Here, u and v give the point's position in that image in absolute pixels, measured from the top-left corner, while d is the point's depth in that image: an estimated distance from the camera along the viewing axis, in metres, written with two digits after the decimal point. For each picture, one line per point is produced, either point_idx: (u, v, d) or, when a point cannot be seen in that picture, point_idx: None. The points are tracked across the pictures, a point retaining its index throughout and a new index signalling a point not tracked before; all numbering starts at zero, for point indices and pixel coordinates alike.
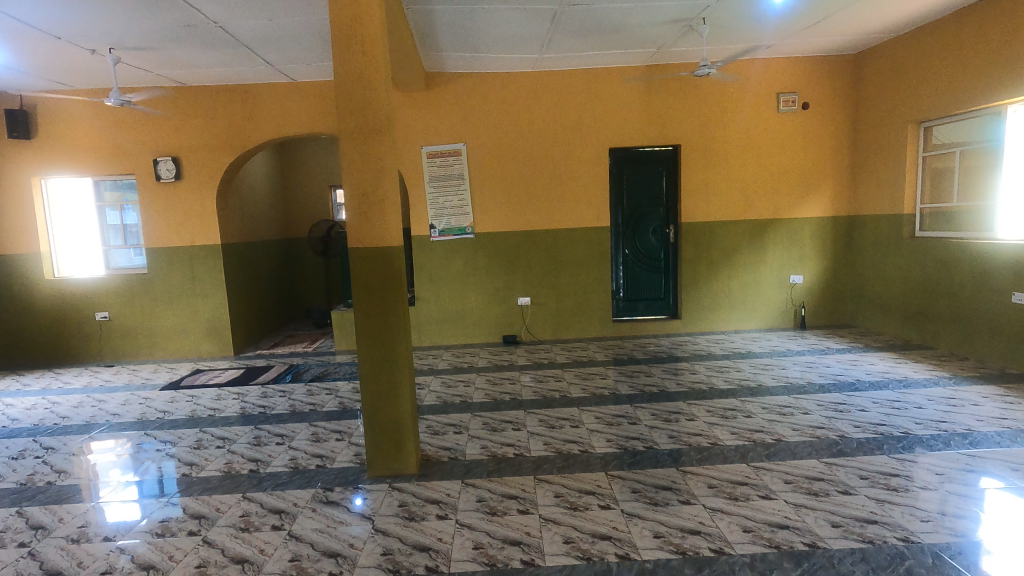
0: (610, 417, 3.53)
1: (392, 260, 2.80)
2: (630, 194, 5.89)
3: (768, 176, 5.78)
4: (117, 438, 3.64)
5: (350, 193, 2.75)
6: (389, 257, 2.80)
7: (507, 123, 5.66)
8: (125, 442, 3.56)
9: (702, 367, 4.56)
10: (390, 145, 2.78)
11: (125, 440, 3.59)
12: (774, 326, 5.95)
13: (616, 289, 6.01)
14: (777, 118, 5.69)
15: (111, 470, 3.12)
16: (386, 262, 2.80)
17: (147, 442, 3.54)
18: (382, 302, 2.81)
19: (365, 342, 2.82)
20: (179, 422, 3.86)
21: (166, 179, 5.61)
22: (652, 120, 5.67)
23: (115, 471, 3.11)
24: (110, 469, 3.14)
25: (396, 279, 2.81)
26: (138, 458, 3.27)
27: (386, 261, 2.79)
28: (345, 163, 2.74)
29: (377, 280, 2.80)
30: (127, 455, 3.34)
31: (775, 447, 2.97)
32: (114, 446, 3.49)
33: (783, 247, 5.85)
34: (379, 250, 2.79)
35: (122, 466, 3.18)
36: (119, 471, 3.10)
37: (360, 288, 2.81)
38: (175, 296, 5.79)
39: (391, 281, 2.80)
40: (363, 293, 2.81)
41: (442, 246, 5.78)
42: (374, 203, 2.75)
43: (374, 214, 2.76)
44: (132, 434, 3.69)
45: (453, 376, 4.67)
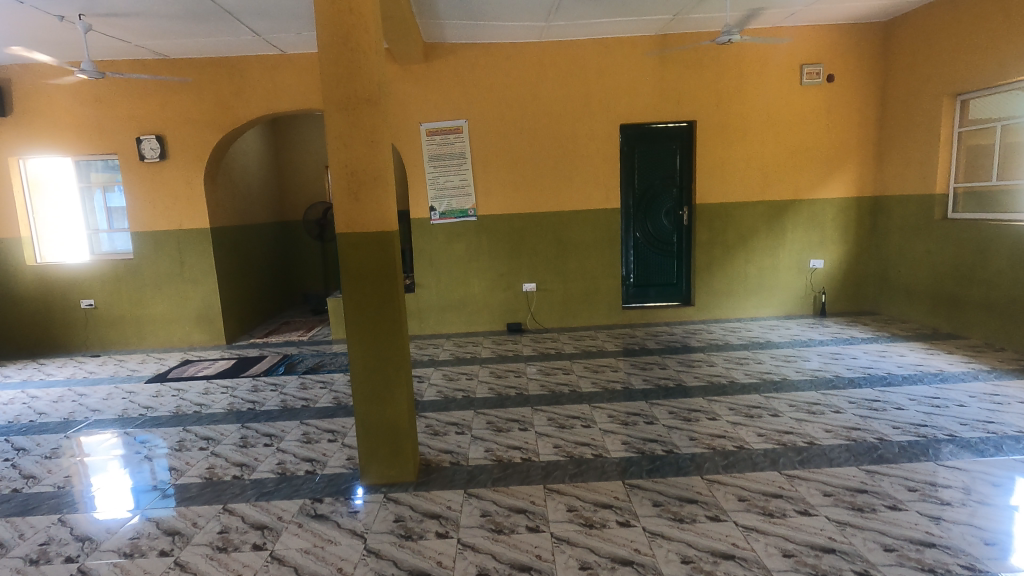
0: (623, 415, 3.27)
1: (386, 247, 2.50)
2: (642, 173, 5.56)
3: (789, 154, 5.43)
4: (108, 437, 3.38)
5: (336, 174, 2.44)
6: (382, 243, 2.50)
7: (512, 97, 5.32)
8: (117, 442, 3.29)
9: (719, 358, 4.29)
10: (384, 120, 2.47)
11: (118, 440, 3.32)
12: (792, 313, 5.65)
13: (626, 275, 5.72)
14: (801, 92, 5.33)
15: (97, 476, 2.86)
16: (379, 249, 2.50)
17: (139, 443, 3.27)
18: (379, 296, 2.53)
19: (359, 339, 2.54)
20: (169, 420, 3.61)
21: (150, 159, 5.30)
22: (667, 95, 5.32)
23: (105, 475, 2.86)
24: (96, 474, 2.89)
25: (397, 269, 2.55)
26: (130, 461, 3.02)
27: (383, 249, 2.50)
28: (331, 139, 2.43)
29: (369, 268, 2.50)
30: (117, 457, 3.09)
31: (809, 452, 2.70)
32: (102, 447, 3.25)
33: (803, 229, 5.53)
34: (376, 236, 2.49)
35: (113, 469, 2.92)
36: (106, 476, 2.85)
37: (350, 277, 2.51)
38: (163, 282, 5.52)
39: (391, 273, 2.52)
40: (355, 283, 2.51)
41: (443, 230, 5.48)
42: (364, 182, 2.45)
43: (365, 197, 2.46)
44: (123, 433, 3.43)
45: (455, 368, 4.41)
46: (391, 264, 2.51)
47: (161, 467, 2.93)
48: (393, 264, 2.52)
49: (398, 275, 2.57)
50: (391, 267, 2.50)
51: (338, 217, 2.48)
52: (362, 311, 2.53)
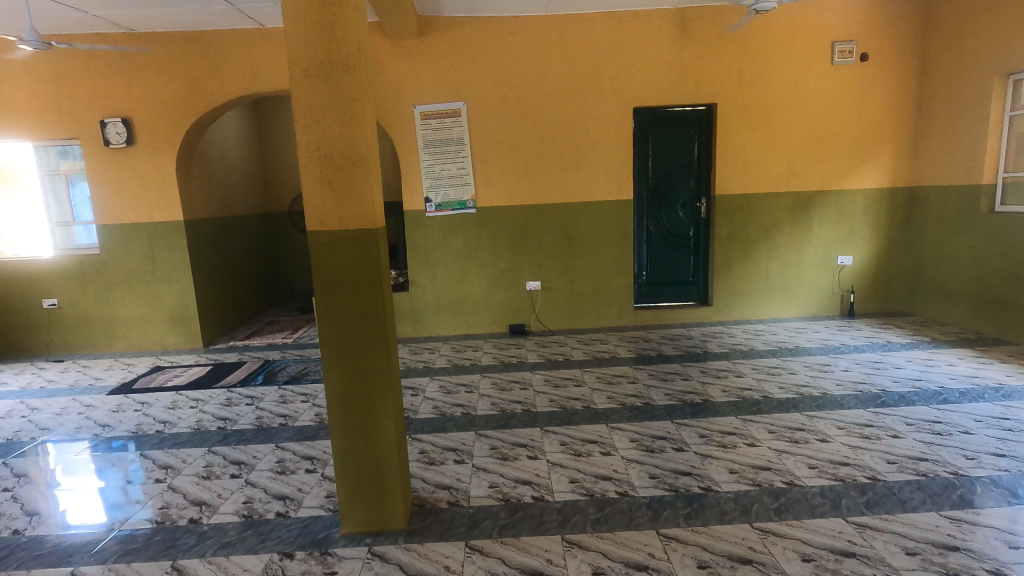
0: (649, 440, 2.84)
1: (368, 249, 2.04)
2: (657, 162, 5.10)
3: (817, 141, 4.98)
4: (79, 457, 3.00)
5: (306, 159, 1.98)
6: (363, 244, 2.04)
7: (515, 77, 4.83)
8: (88, 463, 2.92)
9: (747, 368, 3.86)
10: (365, 92, 2.01)
11: (90, 461, 2.95)
12: (817, 313, 5.22)
13: (639, 272, 5.29)
14: (831, 73, 4.87)
15: (39, 508, 2.51)
16: (359, 252, 2.04)
17: (115, 464, 2.89)
18: (361, 308, 2.07)
19: (336, 361, 2.09)
20: (143, 437, 3.21)
21: (116, 145, 4.81)
22: (685, 74, 4.85)
23: (68, 510, 2.48)
24: (43, 506, 2.53)
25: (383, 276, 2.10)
26: (101, 490, 2.64)
27: (365, 251, 2.04)
28: (300, 115, 1.97)
29: (348, 275, 2.05)
30: (66, 484, 2.72)
31: (875, 491, 2.28)
32: (59, 469, 2.88)
33: (830, 222, 5.09)
34: (357, 234, 2.03)
35: (79, 501, 2.55)
36: (55, 510, 2.49)
37: (325, 286, 2.05)
38: (133, 281, 5.05)
39: (376, 280, 2.06)
40: (331, 293, 2.05)
41: (440, 223, 5.02)
42: (343, 168, 1.98)
43: (343, 188, 1.99)
44: (95, 453, 3.05)
45: (452, 378, 3.96)
46: (376, 269, 2.05)
47: (136, 497, 2.55)
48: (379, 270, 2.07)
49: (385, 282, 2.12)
50: (375, 274, 2.04)
51: (309, 212, 2.01)
52: (339, 328, 2.08)
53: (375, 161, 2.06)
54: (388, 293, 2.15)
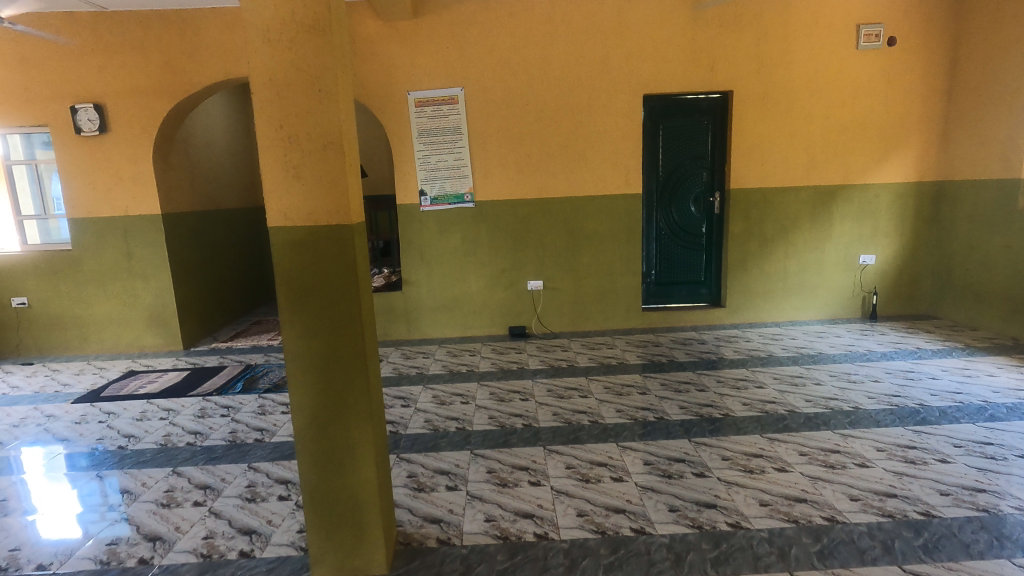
0: (665, 463, 2.53)
1: (342, 249, 1.71)
2: (668, 154, 4.77)
3: (840, 132, 4.65)
4: (39, 474, 2.73)
5: (267, 144, 1.66)
6: (336, 244, 1.71)
7: (516, 62, 4.50)
8: (47, 482, 2.65)
9: (768, 377, 3.55)
10: (339, 62, 1.69)
11: (49, 479, 2.67)
12: (837, 316, 4.91)
13: (647, 271, 4.97)
14: (857, 58, 4.54)
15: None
16: (332, 253, 1.71)
17: (73, 485, 2.61)
18: (335, 318, 1.75)
19: (304, 381, 1.78)
20: (109, 453, 2.92)
21: (88, 133, 4.48)
22: (699, 59, 4.52)
23: (25, 532, 2.25)
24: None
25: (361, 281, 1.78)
26: (49, 518, 2.34)
27: (338, 251, 1.71)
28: (259, 90, 1.64)
29: (318, 279, 1.72)
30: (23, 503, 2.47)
31: (931, 532, 1.96)
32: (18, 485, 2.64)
33: (853, 219, 4.78)
34: (328, 231, 1.70)
35: (37, 523, 2.31)
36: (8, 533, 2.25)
37: (291, 293, 1.73)
38: (108, 278, 4.73)
39: (351, 286, 1.74)
40: (297, 300, 1.73)
41: (435, 218, 4.70)
42: (312, 154, 1.66)
43: (310, 178, 1.67)
44: (58, 469, 2.77)
45: (447, 387, 3.65)
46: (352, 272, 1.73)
47: (79, 530, 2.23)
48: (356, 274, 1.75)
49: (363, 287, 1.80)
50: (351, 278, 1.72)
51: (270, 207, 1.69)
52: (308, 342, 1.76)
53: (350, 147, 1.73)
54: (368, 301, 1.83)
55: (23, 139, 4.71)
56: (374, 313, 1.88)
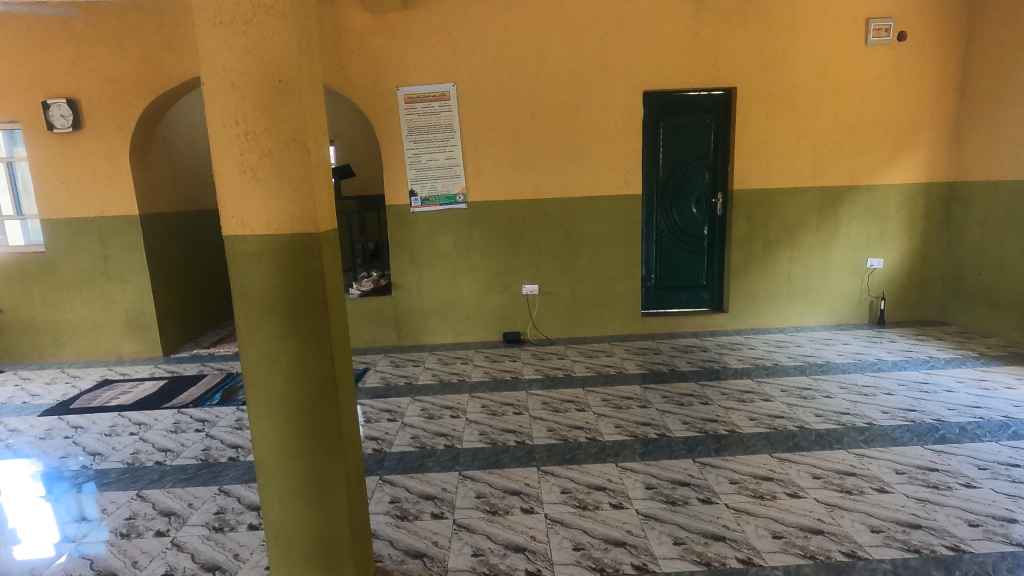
0: (668, 487, 2.35)
1: (309, 261, 1.52)
2: (668, 153, 4.58)
3: (847, 131, 4.47)
4: (11, 491, 2.58)
5: (220, 137, 1.46)
6: (302, 256, 1.52)
7: (511, 56, 4.31)
8: (10, 503, 2.48)
9: (775, 389, 3.37)
10: (302, 50, 1.50)
11: (13, 499, 2.51)
12: (843, 322, 4.74)
13: (647, 274, 4.78)
14: (865, 53, 4.36)
15: None
16: (297, 265, 1.52)
17: (39, 507, 2.44)
18: (300, 337, 1.56)
19: (266, 410, 1.58)
20: (79, 471, 2.73)
21: (61, 129, 4.27)
22: (701, 54, 4.33)
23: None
24: None
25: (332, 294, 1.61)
26: (18, 538, 2.21)
27: (304, 265, 1.52)
28: (211, 80, 1.45)
29: (281, 294, 1.53)
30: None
31: (962, 570, 1.79)
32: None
33: (860, 221, 4.60)
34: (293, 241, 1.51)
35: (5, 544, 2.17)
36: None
37: (251, 308, 1.53)
38: (83, 282, 4.52)
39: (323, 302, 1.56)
40: (261, 321, 1.54)
41: (426, 219, 4.50)
42: (270, 153, 1.47)
43: (270, 179, 1.47)
44: (25, 487, 2.61)
45: (436, 398, 3.45)
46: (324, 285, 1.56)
47: (27, 563, 2.05)
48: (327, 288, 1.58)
49: (334, 301, 1.62)
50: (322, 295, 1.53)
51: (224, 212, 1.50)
52: (272, 368, 1.56)
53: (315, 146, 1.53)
54: (339, 316, 1.66)
55: (5, 134, 4.51)
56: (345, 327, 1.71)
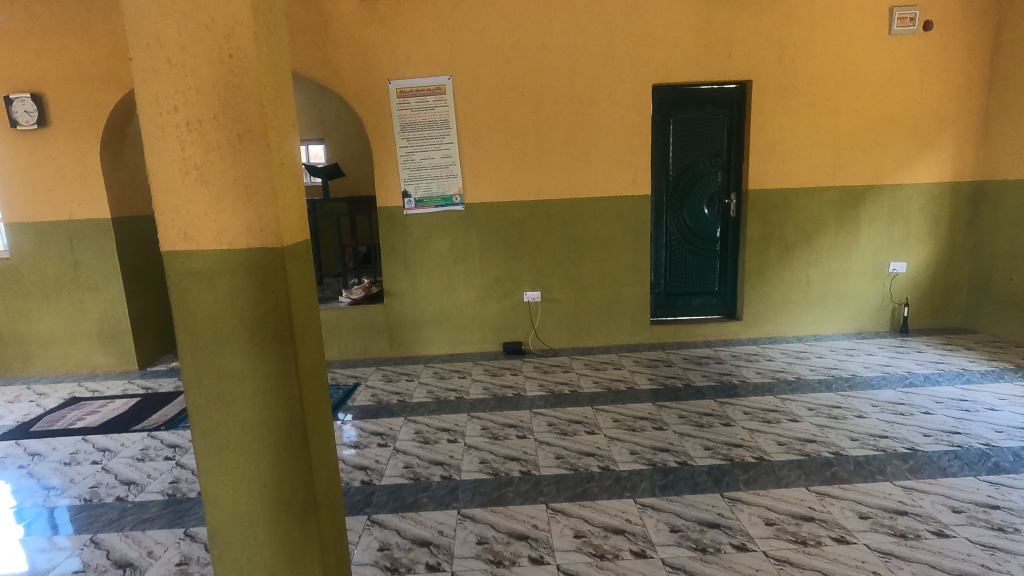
0: (697, 530, 2.07)
1: (275, 291, 1.31)
2: (679, 151, 4.30)
3: (869, 127, 4.20)
4: None
5: (166, 133, 1.25)
6: (266, 284, 1.30)
7: (510, 47, 4.01)
8: None
9: (802, 408, 3.09)
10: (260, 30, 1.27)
11: None
12: (863, 329, 4.47)
13: (656, 280, 4.50)
14: (888, 44, 4.09)
15: None
16: (261, 296, 1.30)
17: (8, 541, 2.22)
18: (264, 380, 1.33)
19: (224, 466, 1.35)
20: (36, 507, 2.43)
21: (26, 126, 3.95)
22: (715, 45, 4.05)
23: None
24: None
25: (305, 322, 1.41)
26: None
27: (268, 285, 1.30)
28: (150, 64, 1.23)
29: (243, 328, 1.31)
30: None
31: None
32: None
33: (882, 223, 4.33)
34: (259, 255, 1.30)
35: None
36: None
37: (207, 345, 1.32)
38: (52, 289, 4.20)
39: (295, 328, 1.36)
40: (221, 354, 1.32)
41: (420, 222, 4.21)
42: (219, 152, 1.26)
43: (217, 182, 1.27)
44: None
45: (432, 419, 3.16)
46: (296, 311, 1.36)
47: None
48: (300, 314, 1.38)
49: (308, 330, 1.42)
50: (290, 322, 1.31)
51: (173, 220, 1.28)
52: (230, 412, 1.33)
53: (278, 137, 1.32)
54: (313, 348, 1.46)
55: None
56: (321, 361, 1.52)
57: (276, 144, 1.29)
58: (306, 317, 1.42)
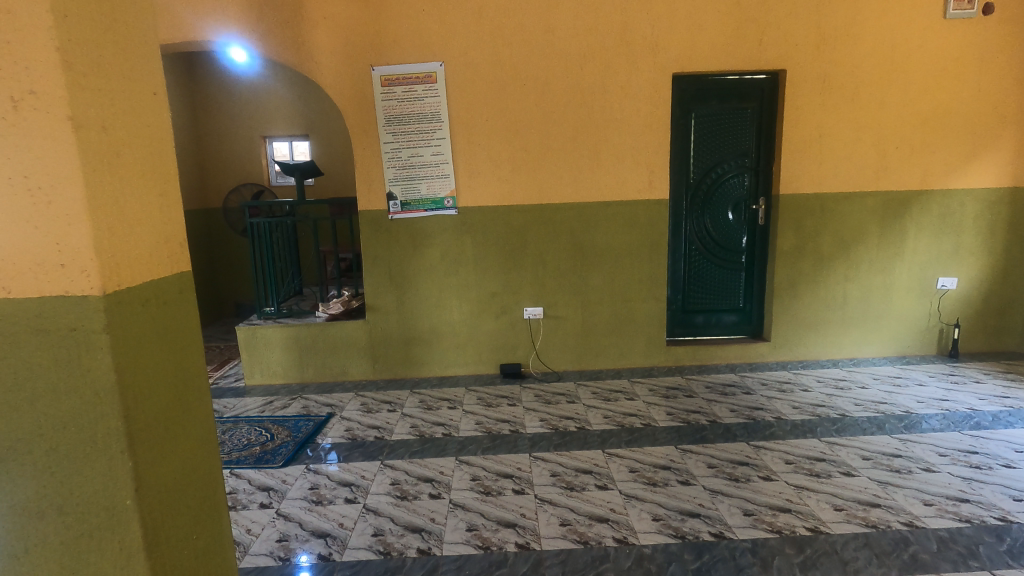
0: None
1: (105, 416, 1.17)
2: (701, 150, 3.80)
3: (918, 124, 3.69)
4: None
5: None
6: (94, 408, 1.17)
7: (511, 30, 3.52)
8: None
9: (857, 457, 2.58)
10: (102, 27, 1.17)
11: None
12: (906, 353, 3.97)
13: (673, 295, 3.99)
14: (944, 30, 3.58)
15: None
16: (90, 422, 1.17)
17: None
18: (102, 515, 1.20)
19: None
20: None
21: None
22: (744, 30, 3.55)
23: None
24: None
25: (173, 409, 1.33)
26: None
27: (96, 405, 1.16)
28: None
29: (73, 457, 1.18)
30: None
31: None
32: None
33: (930, 233, 3.82)
34: (77, 368, 1.14)
35: None
36: None
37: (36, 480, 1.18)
38: None
39: (152, 433, 1.26)
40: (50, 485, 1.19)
41: (407, 229, 3.71)
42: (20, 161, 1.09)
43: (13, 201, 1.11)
44: None
45: (413, 465, 2.66)
46: (147, 415, 1.25)
47: None
48: (156, 412, 1.28)
49: (179, 414, 1.35)
50: (124, 430, 1.17)
51: None
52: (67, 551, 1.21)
53: (77, 95, 1.10)
54: (190, 423, 1.40)
55: None
56: (209, 417, 1.48)
57: (69, 102, 1.08)
58: (172, 402, 1.33)
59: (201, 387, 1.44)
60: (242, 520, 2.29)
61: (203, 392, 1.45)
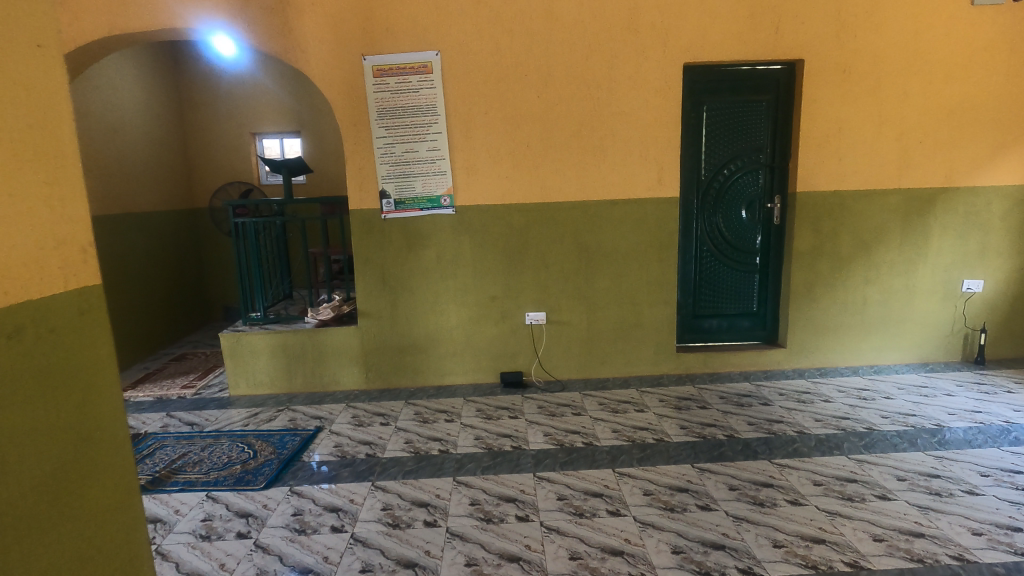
0: None
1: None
2: (714, 145, 3.58)
3: (943, 117, 3.48)
4: None
5: None
6: None
7: (511, 16, 3.30)
8: None
9: (892, 478, 2.36)
10: None
11: None
12: (929, 359, 3.76)
13: (683, 299, 3.78)
14: (970, 17, 3.37)
15: None
16: None
17: None
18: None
19: None
20: None
21: None
22: (760, 16, 3.33)
23: None
24: None
25: (74, 461, 1.24)
26: None
27: None
28: None
29: None
30: None
31: None
32: None
33: (955, 233, 3.61)
34: None
35: None
36: None
37: None
38: None
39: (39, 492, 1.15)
40: None
41: (401, 229, 3.49)
42: None
43: None
44: None
45: (407, 488, 2.43)
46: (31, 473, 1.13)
47: None
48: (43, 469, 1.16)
49: (83, 466, 1.26)
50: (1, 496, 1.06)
51: None
52: None
53: None
54: (94, 474, 1.29)
55: None
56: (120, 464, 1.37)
57: None
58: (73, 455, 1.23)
59: (114, 429, 1.35)
60: (216, 552, 2.06)
61: (117, 436, 1.36)
